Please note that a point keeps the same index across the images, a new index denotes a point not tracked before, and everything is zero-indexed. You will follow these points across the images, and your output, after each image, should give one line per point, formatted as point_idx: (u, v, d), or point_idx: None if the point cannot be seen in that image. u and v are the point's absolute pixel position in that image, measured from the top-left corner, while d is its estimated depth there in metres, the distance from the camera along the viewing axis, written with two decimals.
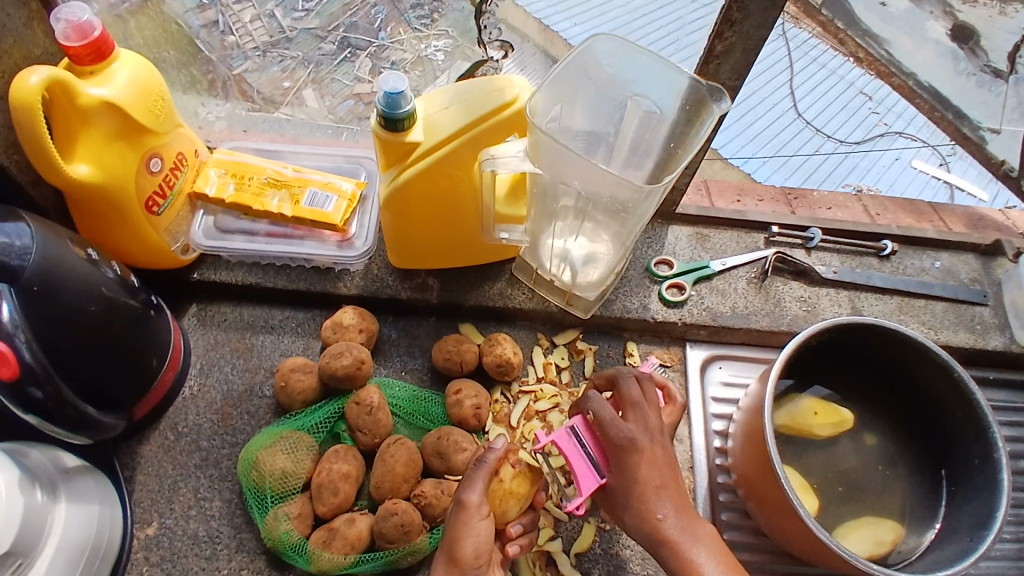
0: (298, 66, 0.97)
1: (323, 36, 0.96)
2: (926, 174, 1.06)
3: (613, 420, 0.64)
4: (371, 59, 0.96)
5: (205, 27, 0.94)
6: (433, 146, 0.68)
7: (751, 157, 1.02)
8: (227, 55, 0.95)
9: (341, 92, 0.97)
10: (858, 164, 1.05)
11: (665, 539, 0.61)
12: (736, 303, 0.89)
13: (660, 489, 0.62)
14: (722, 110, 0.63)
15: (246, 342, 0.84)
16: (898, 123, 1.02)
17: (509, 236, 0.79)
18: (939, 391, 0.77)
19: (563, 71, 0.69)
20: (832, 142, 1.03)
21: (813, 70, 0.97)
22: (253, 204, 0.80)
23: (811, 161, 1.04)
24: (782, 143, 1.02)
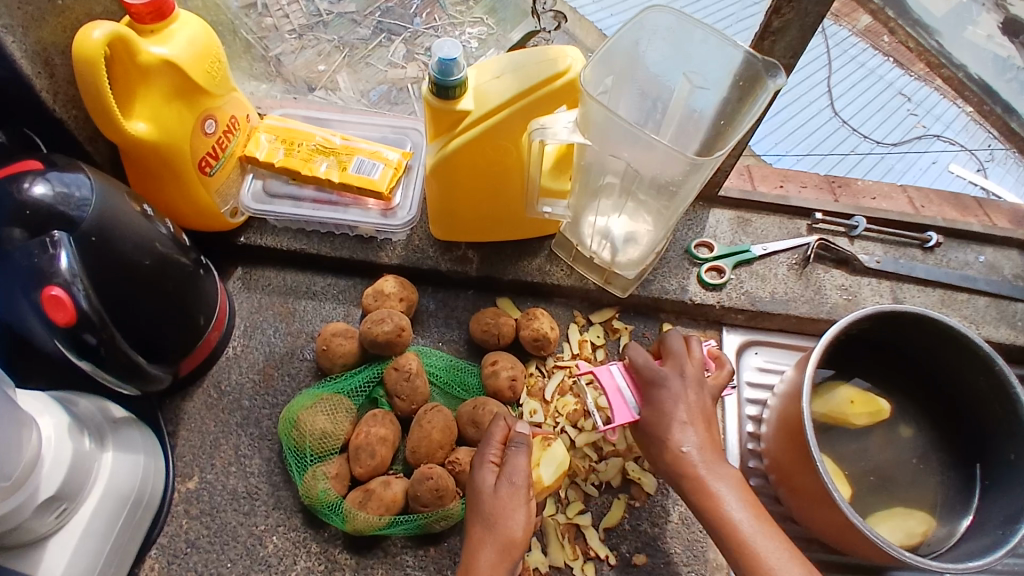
0: (333, 49, 0.98)
1: (359, 21, 0.99)
2: (963, 179, 1.01)
3: (647, 363, 0.70)
4: (404, 44, 0.98)
5: (243, 8, 0.94)
6: (483, 115, 0.69)
7: (785, 155, 1.00)
8: (265, 37, 0.96)
9: (375, 77, 0.98)
10: (894, 166, 1.02)
11: (690, 472, 0.65)
12: (776, 289, 0.88)
13: (685, 425, 0.67)
14: (777, 86, 0.63)
15: (289, 306, 0.86)
16: (937, 126, 1.00)
17: (552, 210, 0.80)
18: (980, 386, 0.76)
19: (616, 41, 0.69)
20: (868, 142, 1.02)
21: (852, 67, 0.98)
22: (302, 169, 0.81)
23: (847, 161, 1.01)
24: (817, 141, 1.01)
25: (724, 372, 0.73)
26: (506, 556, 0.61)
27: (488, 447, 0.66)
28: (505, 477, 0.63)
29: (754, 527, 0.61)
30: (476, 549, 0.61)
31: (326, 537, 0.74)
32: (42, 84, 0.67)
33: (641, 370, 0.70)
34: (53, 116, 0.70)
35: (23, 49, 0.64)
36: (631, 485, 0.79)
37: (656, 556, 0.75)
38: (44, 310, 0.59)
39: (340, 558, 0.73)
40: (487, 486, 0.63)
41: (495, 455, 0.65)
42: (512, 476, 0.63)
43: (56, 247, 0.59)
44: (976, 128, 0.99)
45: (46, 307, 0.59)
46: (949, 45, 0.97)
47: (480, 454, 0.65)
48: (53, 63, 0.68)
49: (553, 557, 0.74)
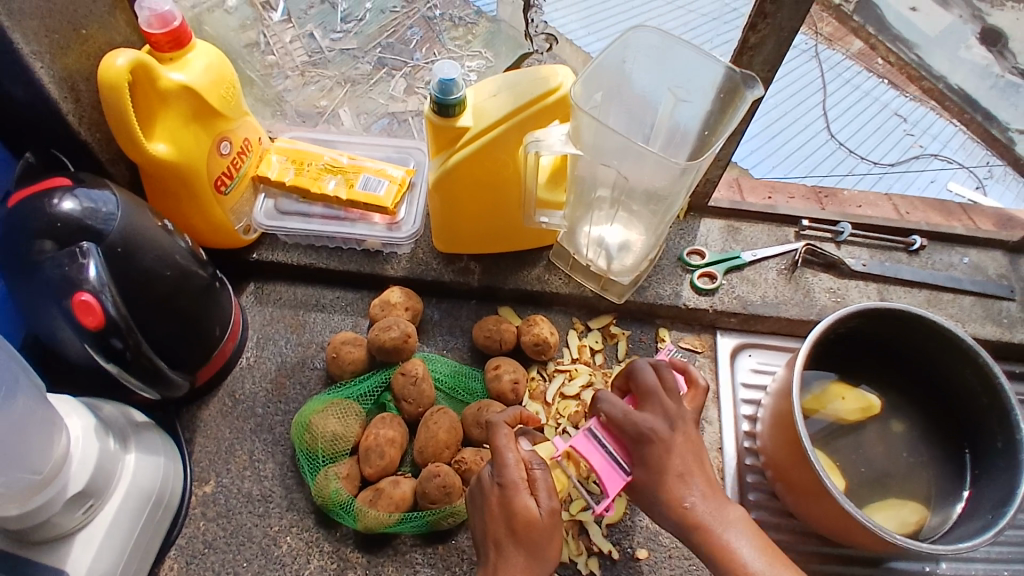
0: (335, 85, 1.04)
1: (360, 57, 1.04)
2: (963, 196, 1.05)
3: (626, 416, 0.67)
4: (405, 79, 1.04)
5: (248, 47, 0.99)
6: (481, 130, 0.74)
7: (786, 177, 1.04)
8: (267, 74, 1.01)
9: (376, 111, 1.04)
10: (893, 185, 1.05)
11: (699, 524, 0.65)
12: (766, 292, 0.92)
13: (684, 475, 0.67)
14: (754, 95, 0.68)
15: (300, 318, 0.90)
16: (933, 145, 1.06)
17: (548, 220, 0.83)
18: (966, 380, 0.79)
19: (604, 59, 0.74)
20: (866, 163, 1.06)
21: (845, 88, 1.05)
22: (311, 187, 0.86)
23: (846, 181, 1.05)
24: (817, 162, 1.05)
25: (698, 388, 0.73)
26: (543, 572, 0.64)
27: (511, 471, 0.64)
28: (542, 501, 0.64)
29: (775, 574, 0.62)
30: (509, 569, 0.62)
31: (338, 537, 0.77)
32: (68, 108, 0.72)
33: (627, 429, 0.67)
34: (78, 137, 0.75)
35: (51, 75, 0.70)
36: None
37: (657, 551, 0.78)
38: (75, 316, 0.63)
39: (352, 557, 0.76)
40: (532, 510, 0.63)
41: (522, 477, 0.64)
42: (549, 501, 0.64)
43: (85, 257, 0.63)
44: (973, 146, 1.05)
45: (77, 312, 0.63)
46: (929, 57, 1.03)
47: (508, 479, 0.64)
48: (78, 89, 0.73)
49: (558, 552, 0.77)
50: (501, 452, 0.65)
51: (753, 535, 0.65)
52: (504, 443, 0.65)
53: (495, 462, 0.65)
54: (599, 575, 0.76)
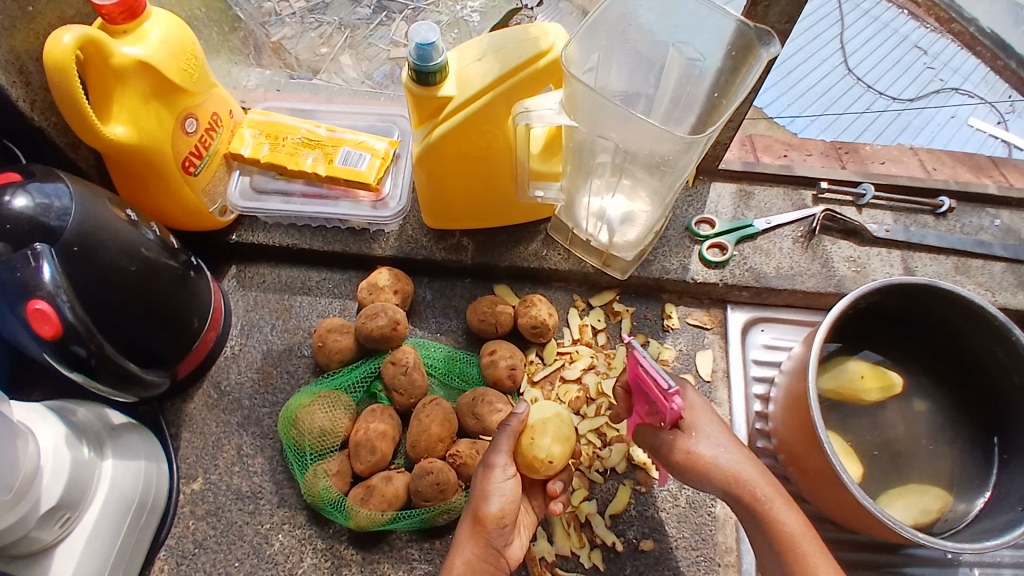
0: (334, 31, 0.96)
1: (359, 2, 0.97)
2: (983, 133, 0.98)
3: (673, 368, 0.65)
4: (406, 23, 0.95)
5: None
6: (466, 100, 0.66)
7: (797, 117, 0.98)
8: (264, 21, 0.95)
9: (378, 56, 0.95)
10: (912, 123, 0.98)
11: (756, 491, 0.60)
12: (781, 263, 0.86)
13: (731, 433, 0.63)
14: (771, 55, 0.61)
15: (285, 303, 0.85)
16: (954, 79, 0.97)
17: (544, 194, 0.77)
18: (997, 358, 0.74)
19: (601, 19, 0.67)
20: (884, 99, 0.97)
21: (864, 20, 0.98)
22: (288, 163, 0.80)
23: (862, 119, 0.98)
24: (832, 100, 0.97)
25: None
26: (478, 534, 0.59)
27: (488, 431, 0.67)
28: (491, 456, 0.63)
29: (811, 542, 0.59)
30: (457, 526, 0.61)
31: (332, 533, 0.74)
32: (19, 94, 0.66)
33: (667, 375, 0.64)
34: (32, 125, 0.69)
35: None
36: (637, 470, 0.77)
37: (664, 541, 0.75)
38: (30, 325, 0.59)
39: (347, 554, 0.73)
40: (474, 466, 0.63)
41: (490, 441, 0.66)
42: (490, 457, 0.62)
43: (38, 259, 0.58)
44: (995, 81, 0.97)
45: (32, 321, 0.58)
46: None
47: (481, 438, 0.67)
48: (27, 71, 0.67)
49: (560, 546, 0.74)
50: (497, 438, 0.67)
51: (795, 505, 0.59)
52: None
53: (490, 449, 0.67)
54: (603, 568, 0.73)
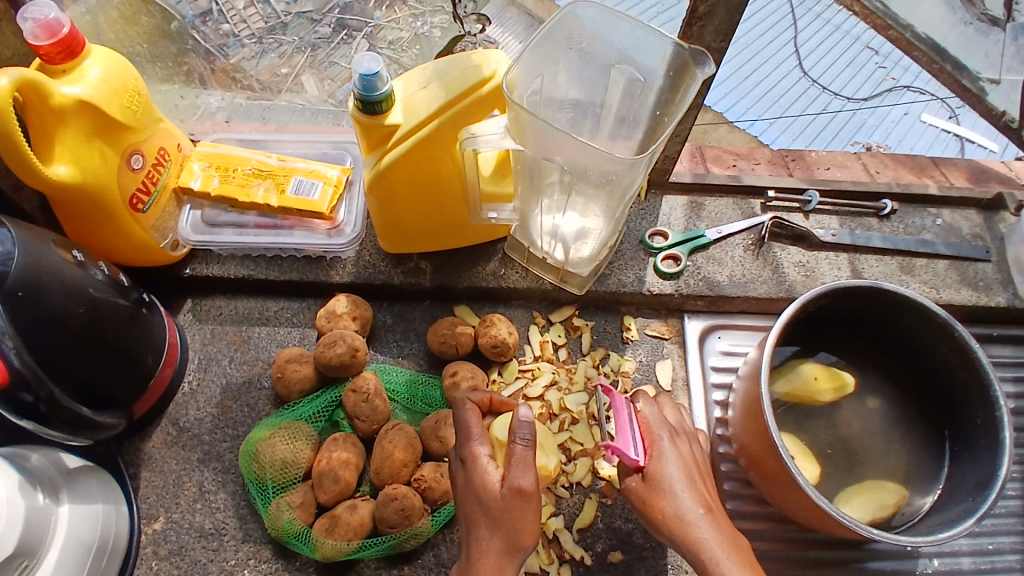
0: (295, 51, 0.93)
1: (318, 19, 0.93)
2: (936, 127, 1.04)
3: (658, 417, 0.67)
4: (367, 40, 0.93)
5: (199, 17, 0.91)
6: (413, 127, 0.67)
7: (757, 120, 1.01)
8: (222, 44, 0.92)
9: (340, 75, 0.94)
10: (867, 121, 1.03)
11: (699, 540, 0.60)
12: (733, 271, 0.88)
13: (691, 485, 0.63)
14: (705, 75, 0.63)
15: (243, 334, 0.85)
16: (906, 77, 0.99)
17: (498, 215, 0.77)
18: (943, 355, 0.77)
19: (542, 41, 0.68)
20: (838, 100, 1.00)
21: (817, 22, 0.96)
22: (239, 195, 0.80)
23: (819, 120, 1.02)
24: (787, 104, 1.00)
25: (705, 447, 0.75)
26: (512, 557, 0.58)
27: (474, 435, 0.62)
28: (512, 478, 0.58)
29: None
30: (484, 546, 0.58)
31: (298, 566, 0.73)
32: None
33: (652, 422, 0.66)
34: None
35: None
36: (602, 482, 0.78)
37: (631, 552, 0.75)
38: None
39: None
40: (492, 485, 0.59)
41: (485, 452, 0.61)
42: (519, 481, 0.58)
43: None
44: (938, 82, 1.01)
45: None
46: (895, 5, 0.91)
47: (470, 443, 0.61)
48: None
49: (529, 563, 0.74)
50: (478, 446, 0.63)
51: (736, 553, 0.60)
52: (478, 427, 0.62)
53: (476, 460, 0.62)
54: None
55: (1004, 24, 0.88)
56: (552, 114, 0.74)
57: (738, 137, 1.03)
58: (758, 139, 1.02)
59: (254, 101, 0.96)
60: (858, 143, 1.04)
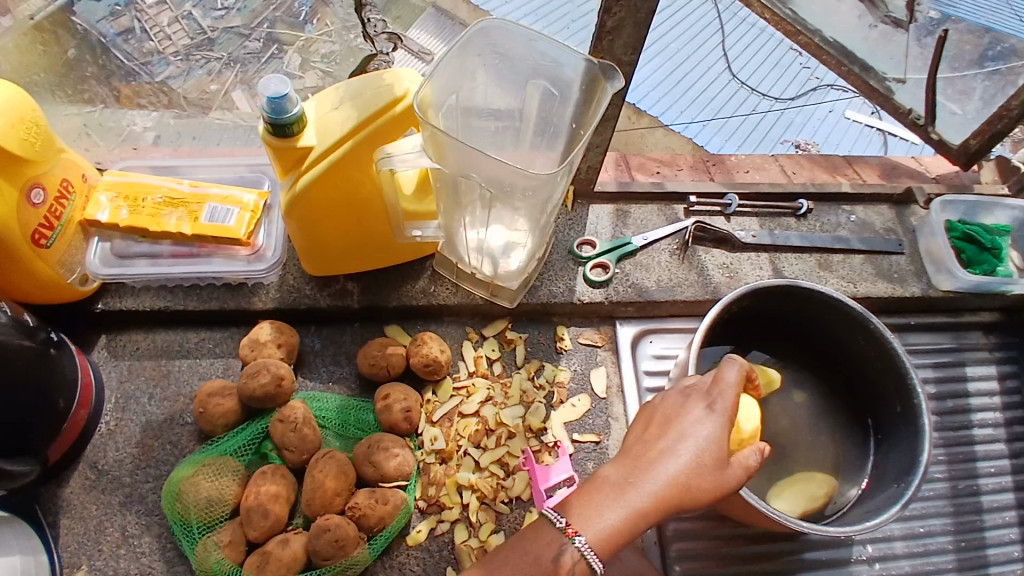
0: (224, 67, 0.90)
1: (247, 34, 0.90)
2: (858, 123, 1.13)
3: None
4: (300, 53, 0.92)
5: (120, 35, 0.86)
6: (326, 148, 0.66)
7: (692, 122, 1.08)
8: (147, 62, 0.88)
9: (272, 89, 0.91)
10: (795, 120, 1.11)
11: None
12: (660, 277, 0.89)
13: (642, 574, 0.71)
14: (615, 89, 0.64)
15: (162, 369, 0.81)
16: (828, 77, 1.09)
17: (422, 233, 0.77)
18: (861, 347, 0.80)
19: (453, 57, 0.68)
20: (767, 100, 1.09)
21: (743, 27, 1.05)
22: (150, 225, 0.77)
23: (749, 120, 1.10)
24: (720, 105, 1.08)
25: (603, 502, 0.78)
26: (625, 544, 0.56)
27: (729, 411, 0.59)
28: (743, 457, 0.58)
29: None
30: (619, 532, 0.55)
31: None
32: None
33: None
34: None
35: None
36: None
37: None
38: None
39: None
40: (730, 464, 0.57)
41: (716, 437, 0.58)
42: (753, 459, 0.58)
43: None
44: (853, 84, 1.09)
45: None
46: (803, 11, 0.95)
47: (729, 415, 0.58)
48: None
49: None
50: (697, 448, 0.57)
51: None
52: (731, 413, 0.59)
53: (675, 462, 0.57)
54: None
55: (906, 25, 0.92)
56: (471, 130, 0.73)
57: (674, 140, 1.10)
58: (693, 141, 1.09)
59: (183, 120, 0.94)
60: (788, 141, 1.11)
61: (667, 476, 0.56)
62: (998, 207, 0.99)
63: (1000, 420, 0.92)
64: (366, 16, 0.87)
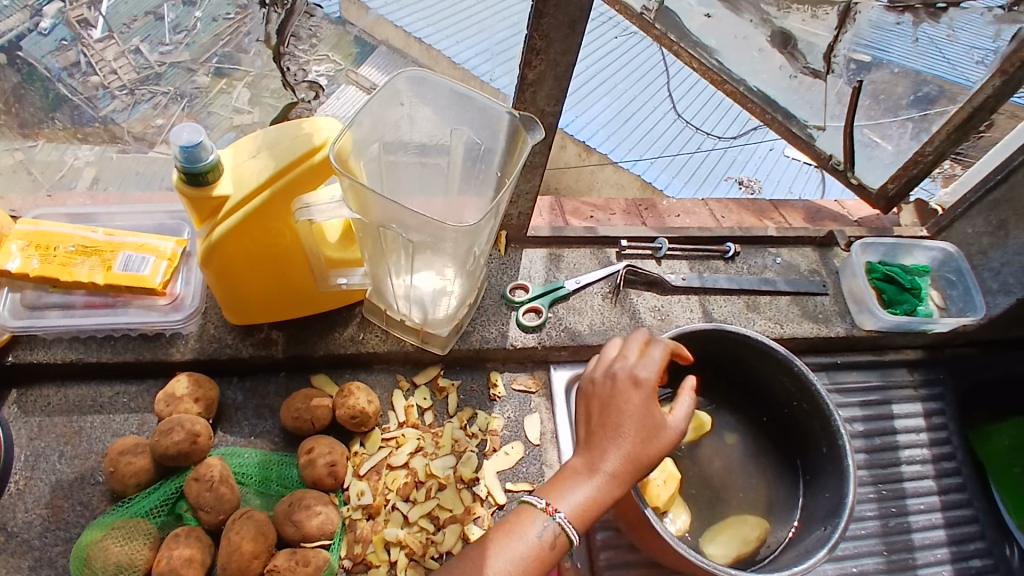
0: (171, 102, 0.81)
1: (196, 69, 0.81)
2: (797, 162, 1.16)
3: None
4: (249, 88, 0.84)
5: (66, 70, 0.77)
6: (243, 198, 0.64)
7: (640, 159, 1.10)
8: (91, 96, 0.79)
9: (220, 124, 0.83)
10: (737, 158, 1.13)
11: None
12: (593, 320, 0.89)
13: None
14: (535, 141, 0.66)
15: (73, 426, 0.77)
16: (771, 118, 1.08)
17: (348, 282, 0.76)
18: (787, 389, 0.81)
19: (375, 108, 0.68)
20: (711, 139, 1.09)
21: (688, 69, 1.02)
22: (60, 275, 0.73)
23: (693, 157, 1.12)
24: (666, 143, 1.09)
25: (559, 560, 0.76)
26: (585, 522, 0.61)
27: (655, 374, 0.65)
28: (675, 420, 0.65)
29: None
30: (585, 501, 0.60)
31: None
32: None
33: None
34: None
35: None
36: None
37: None
38: None
39: None
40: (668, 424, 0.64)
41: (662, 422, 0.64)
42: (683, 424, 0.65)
43: None
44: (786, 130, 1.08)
45: None
46: (727, 60, 0.94)
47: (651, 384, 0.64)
48: None
49: None
50: (643, 417, 0.63)
51: None
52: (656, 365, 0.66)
53: (623, 433, 0.62)
54: None
55: (824, 76, 0.94)
56: (395, 179, 0.74)
57: (624, 176, 1.13)
58: (640, 177, 1.12)
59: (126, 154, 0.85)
60: (732, 177, 1.15)
61: (621, 449, 0.62)
62: (917, 248, 1.02)
63: (929, 456, 0.94)
64: (285, 67, 0.80)
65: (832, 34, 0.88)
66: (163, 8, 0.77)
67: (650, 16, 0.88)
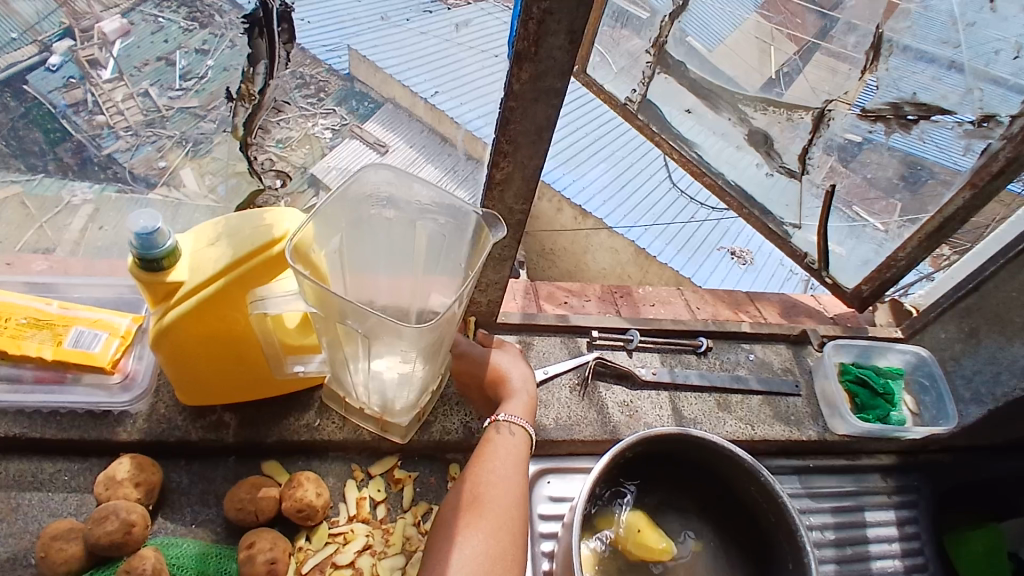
0: (176, 145, 0.76)
1: (203, 114, 0.74)
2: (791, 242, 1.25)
3: None
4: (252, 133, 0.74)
5: (72, 107, 0.71)
6: (197, 285, 0.64)
7: (634, 226, 1.25)
8: (95, 135, 0.73)
9: (222, 170, 0.78)
10: (730, 227, 1.24)
11: None
12: (559, 414, 0.88)
13: None
14: (496, 239, 0.66)
15: (10, 503, 0.73)
16: None
17: (305, 368, 0.74)
18: (755, 498, 0.79)
19: (336, 202, 0.67)
20: (702, 209, 1.24)
21: None
22: (9, 347, 0.73)
23: (688, 226, 1.24)
24: (659, 212, 1.24)
25: None
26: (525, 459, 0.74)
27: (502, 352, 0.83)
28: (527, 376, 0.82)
29: None
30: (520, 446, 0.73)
31: None
32: None
33: None
34: None
35: None
36: None
37: None
38: None
39: None
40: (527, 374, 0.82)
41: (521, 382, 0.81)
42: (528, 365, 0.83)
43: None
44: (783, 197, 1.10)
45: None
46: (707, 154, 0.99)
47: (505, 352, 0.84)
48: None
49: None
50: (499, 356, 0.83)
51: None
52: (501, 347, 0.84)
53: (500, 377, 0.81)
54: None
55: (800, 176, 0.95)
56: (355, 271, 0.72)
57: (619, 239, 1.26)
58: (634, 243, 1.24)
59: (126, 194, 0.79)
60: (725, 247, 1.24)
61: (509, 385, 0.80)
62: (890, 351, 1.01)
63: (900, 567, 0.89)
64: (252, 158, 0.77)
65: (806, 139, 0.91)
66: (174, 55, 0.70)
67: (632, 106, 0.99)
